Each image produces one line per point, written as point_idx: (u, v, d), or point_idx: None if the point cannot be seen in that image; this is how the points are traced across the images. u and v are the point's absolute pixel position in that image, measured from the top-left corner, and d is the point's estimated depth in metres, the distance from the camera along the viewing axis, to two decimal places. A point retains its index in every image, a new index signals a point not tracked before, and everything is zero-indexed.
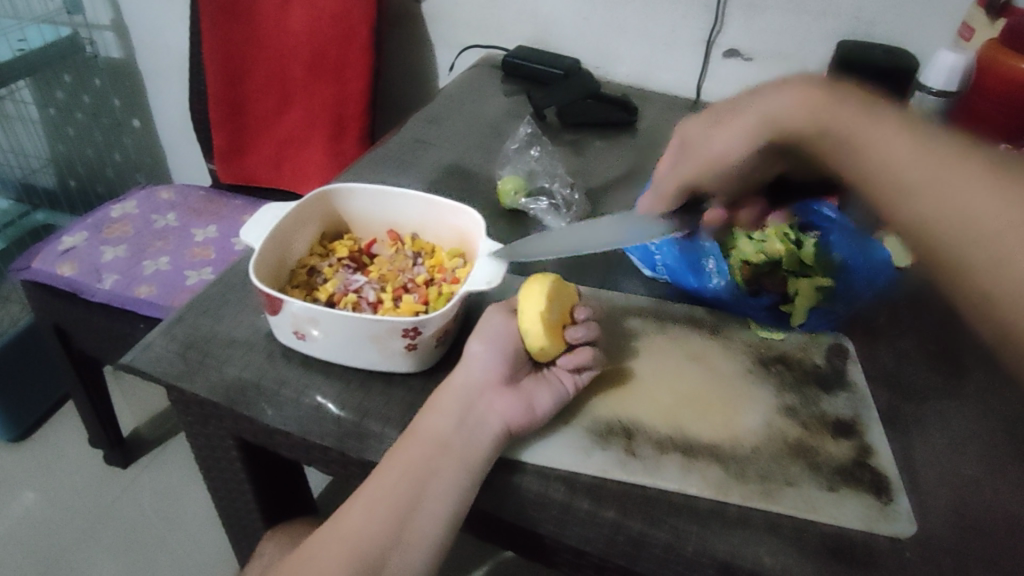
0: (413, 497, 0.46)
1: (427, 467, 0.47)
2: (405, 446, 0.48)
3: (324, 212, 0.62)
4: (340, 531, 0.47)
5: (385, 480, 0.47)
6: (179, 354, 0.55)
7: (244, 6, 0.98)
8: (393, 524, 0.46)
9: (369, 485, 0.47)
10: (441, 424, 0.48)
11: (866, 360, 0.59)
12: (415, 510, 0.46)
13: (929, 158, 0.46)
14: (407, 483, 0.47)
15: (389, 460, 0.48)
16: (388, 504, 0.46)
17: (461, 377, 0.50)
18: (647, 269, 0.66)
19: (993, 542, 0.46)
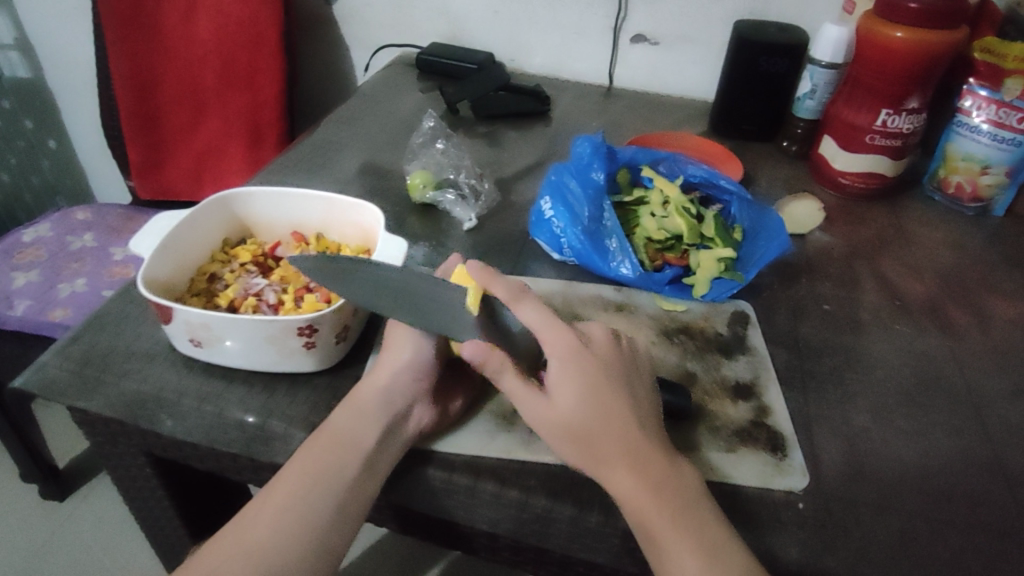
0: (320, 501, 0.44)
1: (341, 471, 0.45)
2: (317, 450, 0.45)
3: (222, 217, 0.61)
4: (237, 545, 0.43)
5: (294, 488, 0.44)
6: (76, 372, 0.54)
7: (147, 17, 0.96)
8: (303, 535, 0.43)
9: (274, 493, 0.44)
10: (359, 426, 0.46)
11: (767, 325, 0.61)
12: (326, 518, 0.44)
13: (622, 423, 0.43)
14: (319, 488, 0.44)
15: (299, 466, 0.45)
16: (297, 505, 0.44)
17: (382, 377, 0.49)
18: (555, 252, 0.66)
19: (880, 488, 0.48)
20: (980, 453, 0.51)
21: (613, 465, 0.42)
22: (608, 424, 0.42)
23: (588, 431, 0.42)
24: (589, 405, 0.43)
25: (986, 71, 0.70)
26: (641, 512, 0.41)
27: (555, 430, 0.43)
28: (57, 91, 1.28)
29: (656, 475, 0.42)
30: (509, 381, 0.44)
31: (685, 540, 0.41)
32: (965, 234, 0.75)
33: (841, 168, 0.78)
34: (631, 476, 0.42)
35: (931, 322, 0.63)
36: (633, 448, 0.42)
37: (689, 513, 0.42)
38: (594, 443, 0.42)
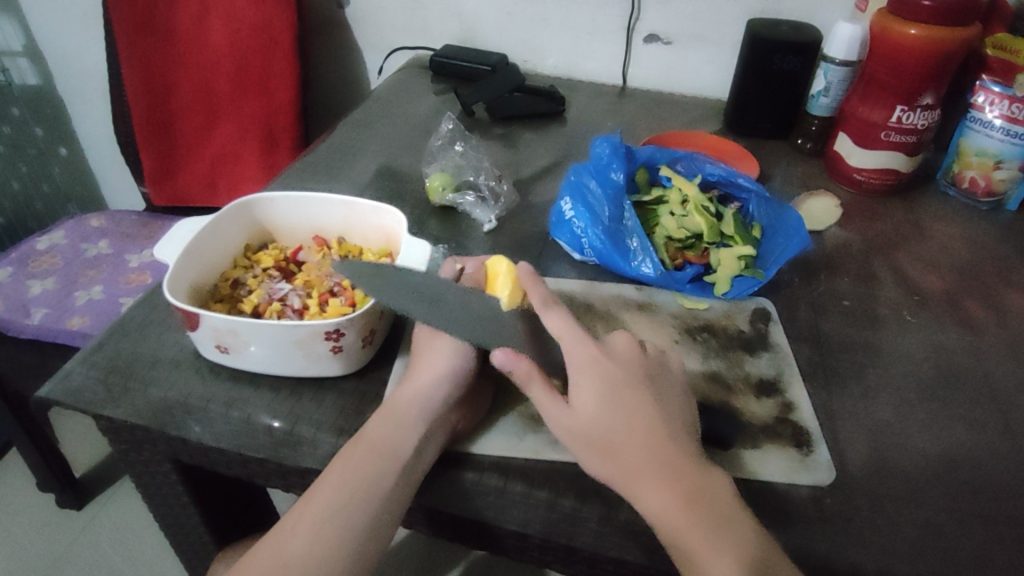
0: (357, 512, 0.44)
1: (378, 482, 0.44)
2: (354, 461, 0.45)
3: (243, 222, 0.61)
4: (274, 561, 0.42)
5: (333, 501, 0.44)
6: (103, 380, 0.54)
7: (160, 23, 0.96)
8: (341, 549, 0.43)
9: (310, 503, 0.44)
10: (396, 437, 0.46)
11: (788, 322, 0.62)
12: (364, 529, 0.44)
13: (635, 418, 0.43)
14: (356, 499, 0.44)
15: (335, 476, 0.45)
16: (335, 517, 0.43)
17: (422, 385, 0.49)
18: (576, 252, 0.66)
19: (906, 482, 0.48)
20: (1004, 446, 0.51)
21: (633, 470, 0.42)
22: (626, 419, 0.43)
23: (611, 430, 0.43)
24: (612, 410, 0.44)
25: (999, 68, 0.70)
26: (668, 518, 0.41)
27: (573, 436, 0.44)
28: (68, 98, 1.29)
29: (684, 479, 0.42)
30: (536, 389, 0.45)
31: (713, 518, 0.41)
32: (982, 229, 0.75)
33: (857, 164, 0.78)
34: (654, 484, 0.42)
35: (952, 317, 0.64)
36: (654, 445, 0.43)
37: (720, 520, 0.41)
38: (618, 445, 0.43)
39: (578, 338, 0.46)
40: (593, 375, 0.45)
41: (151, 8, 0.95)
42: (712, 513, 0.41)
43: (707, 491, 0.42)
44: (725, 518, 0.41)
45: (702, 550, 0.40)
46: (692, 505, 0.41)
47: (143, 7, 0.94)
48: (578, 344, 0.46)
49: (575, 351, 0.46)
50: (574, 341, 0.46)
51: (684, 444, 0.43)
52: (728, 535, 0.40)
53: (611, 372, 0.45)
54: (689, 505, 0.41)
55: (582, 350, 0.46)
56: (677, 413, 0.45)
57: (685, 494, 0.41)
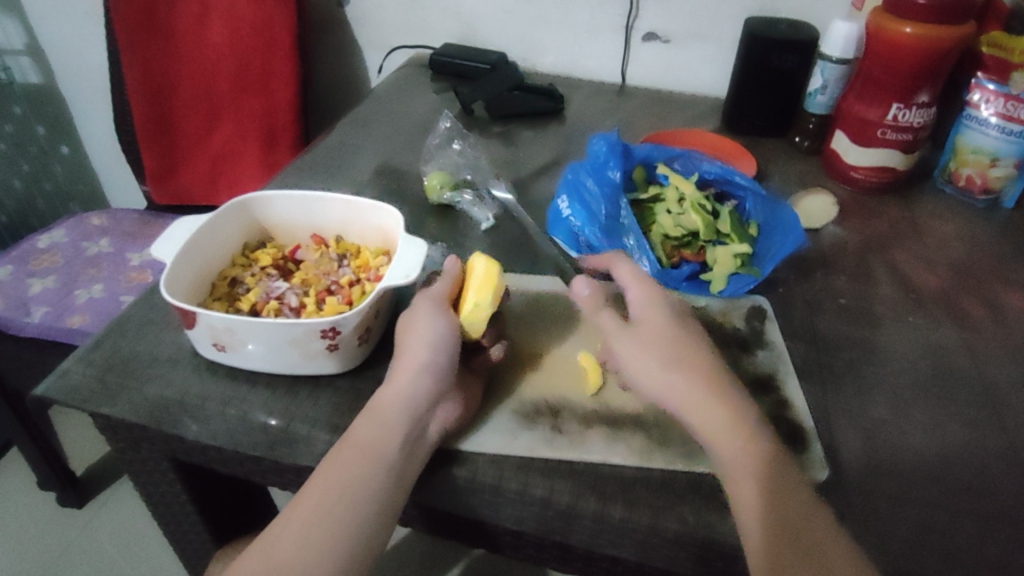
0: (346, 513, 0.44)
1: (364, 482, 0.45)
2: (341, 461, 0.46)
3: (242, 221, 0.62)
4: (266, 565, 0.43)
5: (322, 502, 0.44)
6: (101, 379, 0.55)
7: (160, 23, 0.96)
8: (332, 551, 0.43)
9: (300, 507, 0.45)
10: (381, 435, 0.46)
11: (783, 320, 0.62)
12: (355, 530, 0.44)
13: (691, 342, 0.49)
14: (345, 500, 0.44)
15: (324, 478, 0.45)
16: (323, 519, 0.44)
17: (403, 383, 0.48)
18: (572, 250, 0.67)
19: (899, 480, 0.48)
20: (998, 444, 0.52)
21: (693, 385, 0.47)
22: (688, 345, 0.49)
23: (673, 351, 0.48)
24: (676, 335, 0.49)
25: (994, 65, 0.71)
26: (724, 430, 0.45)
27: (639, 350, 0.48)
28: (71, 98, 1.29)
29: (731, 397, 0.47)
30: (604, 315, 0.51)
31: (751, 427, 0.46)
32: (979, 227, 0.75)
33: (854, 162, 0.78)
34: (707, 394, 0.46)
35: (948, 315, 0.64)
36: (704, 365, 0.48)
37: (764, 438, 0.46)
38: (674, 358, 0.48)
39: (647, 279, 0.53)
40: (660, 306, 0.51)
41: (151, 7, 0.95)
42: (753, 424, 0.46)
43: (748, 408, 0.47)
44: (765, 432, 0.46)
45: (751, 461, 0.44)
46: (735, 414, 0.46)
47: (143, 7, 0.94)
48: (649, 283, 0.52)
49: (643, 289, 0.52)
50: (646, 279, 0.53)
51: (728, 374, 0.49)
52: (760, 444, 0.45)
53: (675, 308, 0.51)
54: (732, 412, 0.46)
55: (646, 288, 0.52)
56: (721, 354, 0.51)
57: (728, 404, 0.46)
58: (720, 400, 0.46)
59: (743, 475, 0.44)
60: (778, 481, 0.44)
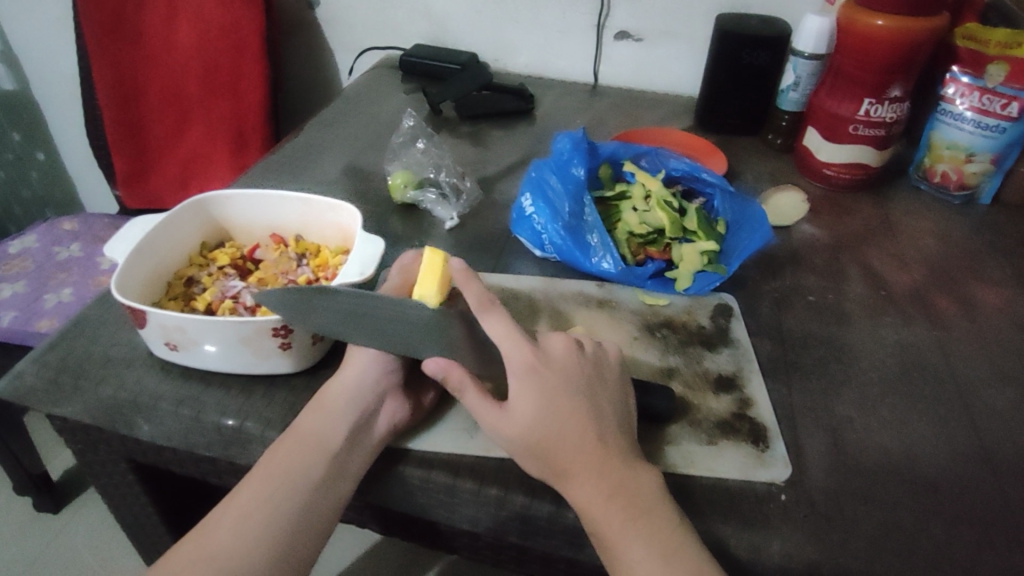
0: (286, 502, 0.43)
1: (307, 472, 0.44)
2: (283, 449, 0.45)
3: (200, 221, 0.61)
4: (199, 552, 0.41)
5: (261, 490, 0.43)
6: (53, 379, 0.53)
7: (129, 25, 0.95)
8: (266, 538, 0.42)
9: (241, 494, 0.43)
10: (327, 426, 0.45)
11: (751, 317, 0.61)
12: (293, 520, 0.43)
13: (566, 423, 0.42)
14: (286, 487, 0.43)
15: (265, 467, 0.44)
16: (261, 510, 0.42)
17: (351, 380, 0.48)
18: (537, 248, 0.66)
19: (864, 478, 0.47)
20: (963, 440, 0.51)
21: (573, 480, 0.42)
22: (566, 429, 0.42)
23: (550, 446, 0.42)
24: (549, 417, 0.42)
25: (969, 57, 0.70)
26: (597, 518, 0.41)
27: (506, 441, 0.42)
28: (44, 103, 1.28)
29: (614, 481, 0.41)
30: (470, 397, 0.43)
31: (638, 517, 0.41)
32: (953, 223, 0.75)
33: (826, 159, 0.77)
34: (589, 486, 0.41)
35: (918, 312, 0.63)
36: (585, 448, 0.42)
37: (649, 520, 0.41)
38: (552, 451, 0.42)
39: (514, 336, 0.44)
40: (532, 381, 0.43)
41: (120, 9, 0.94)
42: (641, 510, 0.41)
43: (636, 487, 0.42)
44: (656, 516, 0.41)
45: (642, 556, 0.40)
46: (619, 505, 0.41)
47: (112, 9, 0.93)
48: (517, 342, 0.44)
49: (513, 354, 0.43)
50: (512, 338, 0.44)
51: (614, 445, 0.43)
52: (654, 534, 0.41)
53: (548, 375, 0.43)
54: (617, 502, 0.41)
55: (518, 353, 0.44)
56: (607, 411, 0.44)
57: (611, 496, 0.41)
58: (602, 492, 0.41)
59: (623, 567, 0.41)
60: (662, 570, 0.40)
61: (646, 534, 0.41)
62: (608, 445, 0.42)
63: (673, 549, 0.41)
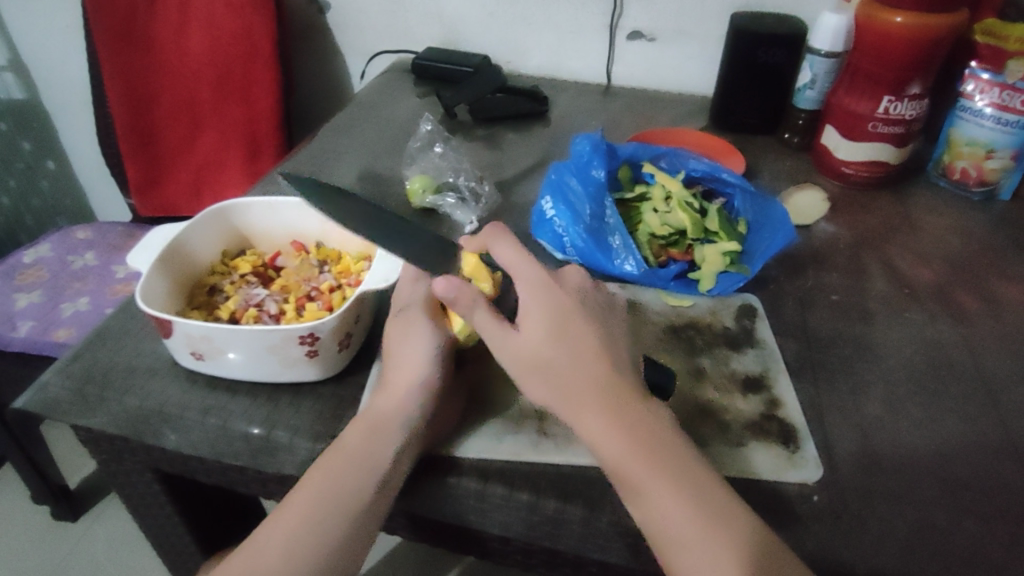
0: (334, 524, 0.43)
1: (354, 495, 0.43)
2: (327, 467, 0.44)
3: (220, 229, 0.61)
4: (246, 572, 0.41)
5: (309, 513, 0.43)
6: (77, 391, 0.53)
7: (141, 32, 0.95)
8: (313, 559, 0.42)
9: (285, 515, 0.43)
10: (372, 445, 0.45)
11: (775, 317, 0.61)
12: (341, 539, 0.43)
13: (582, 349, 0.42)
14: (332, 512, 0.43)
15: (311, 487, 0.44)
16: (310, 533, 0.42)
17: (396, 394, 0.47)
18: (557, 252, 0.65)
19: (896, 477, 0.47)
20: (993, 437, 0.50)
21: (589, 407, 0.41)
22: (578, 354, 0.42)
23: (562, 370, 0.42)
24: (563, 342, 0.42)
25: (989, 53, 0.69)
26: (614, 448, 0.41)
27: (522, 364, 0.42)
28: (55, 111, 1.29)
29: (628, 412, 0.41)
30: (482, 317, 0.43)
31: (655, 449, 0.41)
32: (973, 219, 0.74)
33: (844, 157, 0.76)
34: (603, 414, 0.41)
35: (942, 308, 0.62)
36: (600, 373, 0.42)
37: (665, 455, 0.41)
38: (566, 374, 0.42)
39: (532, 264, 0.44)
40: (547, 304, 0.43)
41: (131, 16, 0.94)
42: (656, 442, 0.41)
43: (648, 419, 0.42)
44: (672, 450, 0.41)
45: (660, 486, 0.40)
46: (634, 438, 0.41)
47: (123, 16, 0.93)
48: (535, 270, 0.44)
49: (530, 280, 0.44)
50: (529, 265, 0.44)
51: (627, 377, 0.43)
52: (670, 467, 0.41)
53: (560, 300, 0.43)
54: (632, 433, 0.41)
55: (536, 280, 0.44)
56: (620, 344, 0.44)
57: (627, 429, 0.41)
58: (615, 422, 0.41)
59: (642, 498, 0.40)
60: (686, 502, 0.40)
61: (662, 465, 0.41)
62: (621, 377, 0.42)
63: (691, 482, 0.40)
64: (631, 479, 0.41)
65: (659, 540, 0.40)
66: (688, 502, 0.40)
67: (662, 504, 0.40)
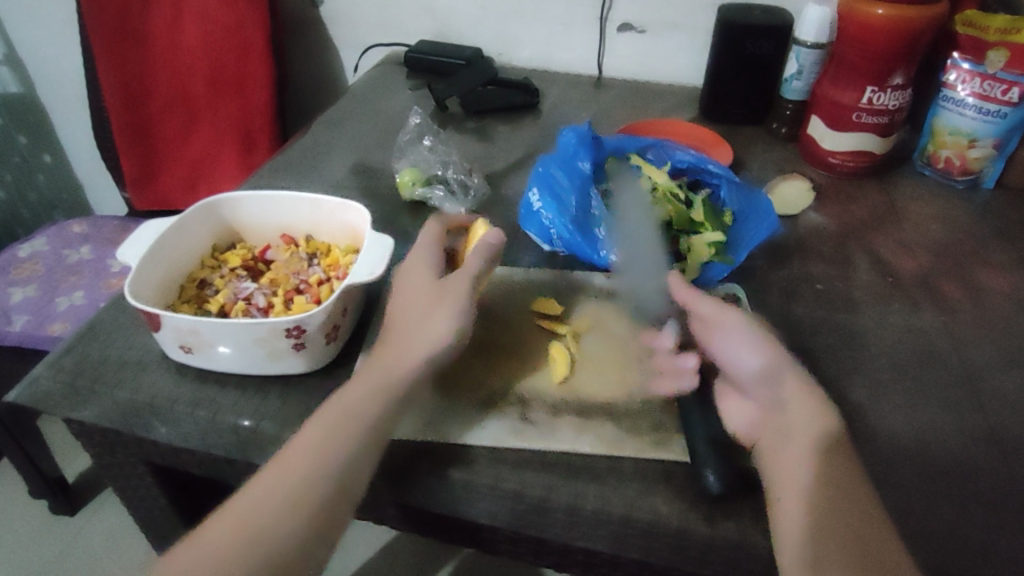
0: (307, 484, 0.43)
1: (326, 456, 0.44)
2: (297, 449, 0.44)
3: (210, 224, 0.61)
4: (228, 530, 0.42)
5: (283, 473, 0.43)
6: (69, 385, 0.54)
7: (134, 27, 0.96)
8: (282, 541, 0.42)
9: (263, 476, 0.44)
10: (343, 427, 0.45)
11: (759, 306, 0.61)
12: (312, 497, 0.43)
13: (780, 345, 0.48)
14: (306, 472, 0.43)
15: (289, 449, 0.45)
16: (282, 491, 0.43)
17: (373, 378, 0.47)
18: (545, 243, 0.66)
19: (873, 463, 0.48)
20: (971, 423, 0.51)
21: (792, 383, 0.46)
22: (778, 343, 0.48)
23: (775, 348, 0.47)
24: (767, 331, 0.49)
25: (969, 44, 0.70)
26: (804, 420, 0.44)
27: (744, 333, 0.48)
28: (51, 106, 1.29)
29: (819, 401, 0.45)
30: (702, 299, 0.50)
31: (837, 433, 0.44)
32: (958, 208, 0.75)
33: (830, 147, 0.77)
34: (802, 392, 0.45)
35: (925, 297, 0.63)
36: (796, 366, 0.47)
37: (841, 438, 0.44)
38: (778, 351, 0.47)
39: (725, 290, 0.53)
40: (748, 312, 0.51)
41: (124, 11, 0.94)
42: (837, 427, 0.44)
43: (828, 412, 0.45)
44: (844, 440, 0.44)
45: (833, 456, 0.43)
46: (822, 421, 0.44)
47: (116, 11, 0.94)
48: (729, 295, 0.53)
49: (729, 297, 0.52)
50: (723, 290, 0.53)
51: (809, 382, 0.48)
52: (845, 451, 0.43)
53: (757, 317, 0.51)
54: (818, 415, 0.44)
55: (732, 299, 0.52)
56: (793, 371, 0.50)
57: (813, 411, 0.44)
58: (808, 402, 0.45)
59: (822, 464, 0.42)
60: (850, 474, 0.42)
61: (838, 445, 0.43)
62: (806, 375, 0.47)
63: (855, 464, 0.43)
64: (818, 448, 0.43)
65: (831, 501, 0.41)
66: (851, 475, 0.42)
67: (836, 472, 0.42)
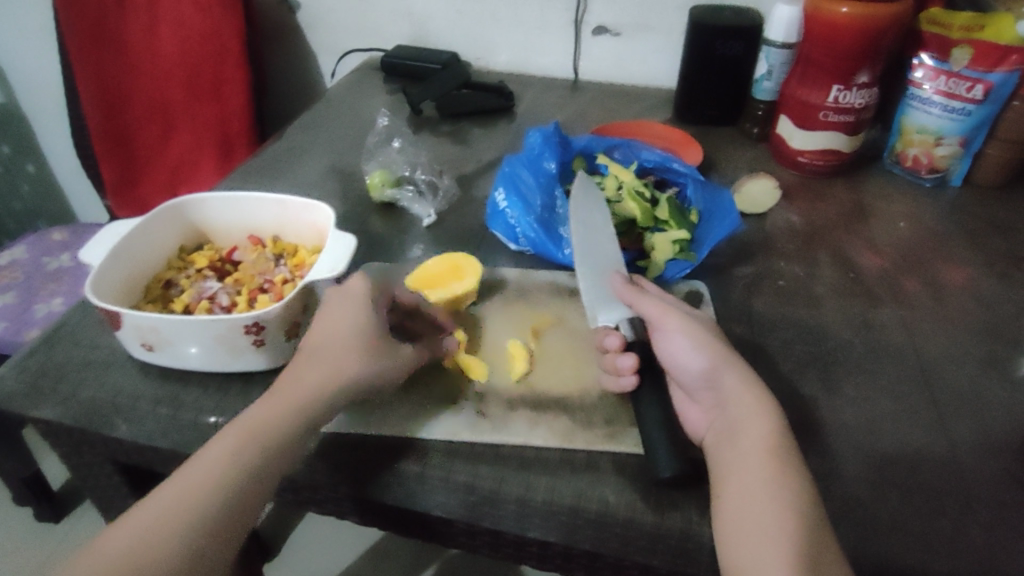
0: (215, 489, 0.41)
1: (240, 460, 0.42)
2: (238, 448, 0.42)
3: (177, 225, 0.62)
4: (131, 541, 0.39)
5: (195, 481, 0.41)
6: (32, 384, 0.54)
7: (112, 35, 0.97)
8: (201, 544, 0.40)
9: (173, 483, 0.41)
10: (273, 431, 0.44)
11: (722, 302, 0.62)
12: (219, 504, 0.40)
13: (727, 346, 0.48)
14: (217, 481, 0.41)
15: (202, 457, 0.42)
16: (190, 497, 0.40)
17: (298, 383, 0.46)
18: (511, 242, 0.66)
19: (825, 455, 0.48)
20: (926, 414, 0.51)
21: (738, 382, 0.46)
22: (727, 346, 0.48)
23: (722, 351, 0.47)
24: (717, 335, 0.49)
25: (935, 41, 0.70)
26: (748, 418, 0.44)
27: (691, 336, 0.48)
28: (35, 116, 1.30)
29: (766, 399, 0.45)
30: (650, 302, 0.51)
31: (783, 431, 0.44)
32: (925, 205, 0.75)
33: (799, 146, 0.78)
34: (747, 391, 0.45)
35: (887, 293, 0.64)
36: (744, 366, 0.47)
37: (787, 437, 0.44)
38: (726, 353, 0.47)
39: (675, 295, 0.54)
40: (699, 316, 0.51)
41: (102, 19, 0.95)
42: (784, 426, 0.44)
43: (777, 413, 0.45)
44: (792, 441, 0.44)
45: (778, 455, 0.42)
46: (767, 418, 0.44)
47: (93, 19, 0.94)
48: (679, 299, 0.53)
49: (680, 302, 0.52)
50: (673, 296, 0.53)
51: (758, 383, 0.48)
52: (791, 450, 0.43)
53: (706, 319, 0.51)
54: (763, 414, 0.44)
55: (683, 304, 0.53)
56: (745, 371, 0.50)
57: (760, 410, 0.44)
58: (754, 400, 0.45)
59: (766, 462, 0.42)
60: (795, 472, 0.42)
61: (783, 443, 0.43)
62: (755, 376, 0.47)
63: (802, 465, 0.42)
64: (763, 448, 0.43)
65: (780, 501, 0.40)
66: (799, 475, 0.42)
67: (784, 471, 0.42)
